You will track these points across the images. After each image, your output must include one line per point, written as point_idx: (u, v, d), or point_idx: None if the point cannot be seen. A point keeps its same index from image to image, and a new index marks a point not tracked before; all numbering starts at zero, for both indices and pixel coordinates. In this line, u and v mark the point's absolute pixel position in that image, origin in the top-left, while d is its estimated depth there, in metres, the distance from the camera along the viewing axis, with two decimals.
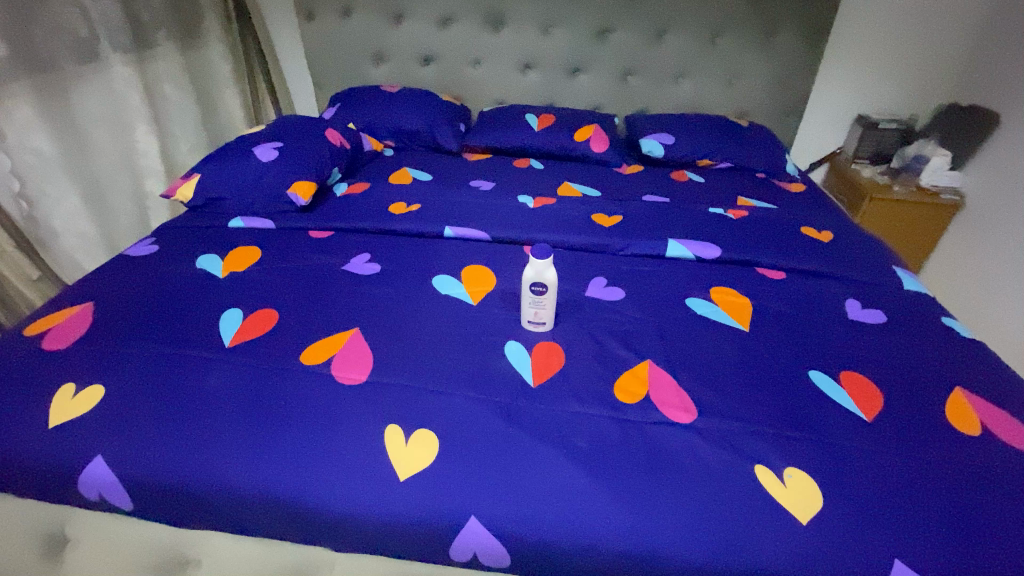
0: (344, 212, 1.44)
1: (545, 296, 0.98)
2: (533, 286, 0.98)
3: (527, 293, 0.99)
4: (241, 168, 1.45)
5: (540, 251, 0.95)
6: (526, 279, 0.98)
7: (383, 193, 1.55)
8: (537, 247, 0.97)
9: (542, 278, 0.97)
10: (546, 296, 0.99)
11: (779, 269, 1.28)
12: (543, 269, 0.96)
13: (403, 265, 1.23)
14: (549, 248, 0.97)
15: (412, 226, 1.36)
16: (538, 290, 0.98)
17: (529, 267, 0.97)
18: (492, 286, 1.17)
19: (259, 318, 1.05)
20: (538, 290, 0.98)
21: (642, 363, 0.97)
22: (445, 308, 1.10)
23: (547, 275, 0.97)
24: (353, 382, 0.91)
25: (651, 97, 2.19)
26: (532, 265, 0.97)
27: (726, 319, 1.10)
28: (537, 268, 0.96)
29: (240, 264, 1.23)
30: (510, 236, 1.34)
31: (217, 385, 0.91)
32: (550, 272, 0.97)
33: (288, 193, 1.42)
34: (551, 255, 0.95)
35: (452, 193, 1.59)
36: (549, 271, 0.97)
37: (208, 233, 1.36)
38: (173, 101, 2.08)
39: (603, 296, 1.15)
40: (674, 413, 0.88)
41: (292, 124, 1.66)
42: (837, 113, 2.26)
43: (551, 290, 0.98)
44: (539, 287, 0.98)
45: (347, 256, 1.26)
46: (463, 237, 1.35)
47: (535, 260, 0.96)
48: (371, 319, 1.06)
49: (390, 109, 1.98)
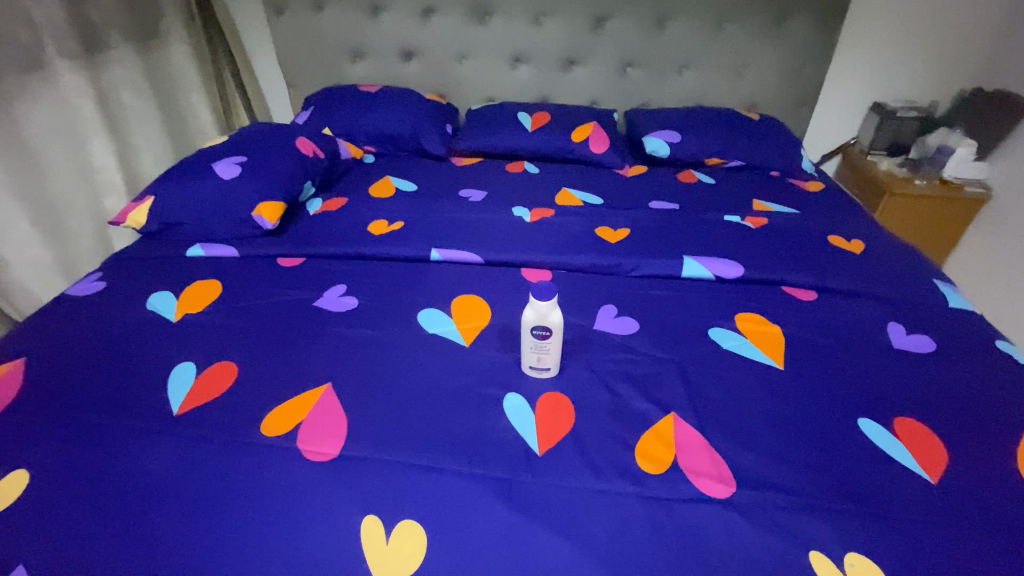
0: (318, 235, 1.28)
1: (549, 340, 0.84)
2: (535, 331, 0.83)
3: (528, 338, 0.84)
4: (200, 188, 1.29)
5: (542, 294, 0.80)
6: (526, 323, 0.83)
7: (362, 210, 1.40)
8: (538, 287, 0.81)
9: (545, 323, 0.82)
10: (550, 340, 0.84)
11: (810, 288, 1.14)
12: (546, 313, 0.81)
13: (385, 298, 1.08)
14: (553, 287, 0.81)
15: (394, 250, 1.21)
16: (541, 334, 0.83)
17: (529, 310, 0.82)
18: (486, 322, 1.02)
19: (215, 373, 0.90)
20: (541, 335, 0.83)
21: (663, 419, 0.83)
22: (433, 352, 0.95)
23: (552, 319, 0.81)
24: (325, 458, 0.76)
25: (652, 90, 2.03)
26: (532, 307, 0.81)
27: (758, 355, 0.96)
28: (538, 314, 0.81)
29: (197, 303, 1.07)
30: (506, 258, 1.19)
31: (161, 467, 0.76)
32: (555, 314, 0.82)
33: (253, 216, 1.26)
34: (555, 297, 0.80)
35: (440, 206, 1.43)
36: (554, 314, 0.82)
37: (163, 265, 1.20)
38: (133, 109, 1.90)
39: (614, 331, 1.00)
40: (709, 484, 0.74)
41: (258, 134, 1.50)
42: (852, 102, 2.10)
43: (556, 334, 0.83)
44: (542, 332, 0.83)
45: (320, 289, 1.11)
46: (452, 260, 1.20)
47: (536, 304, 0.80)
48: (347, 369, 0.91)
49: (370, 112, 1.81)
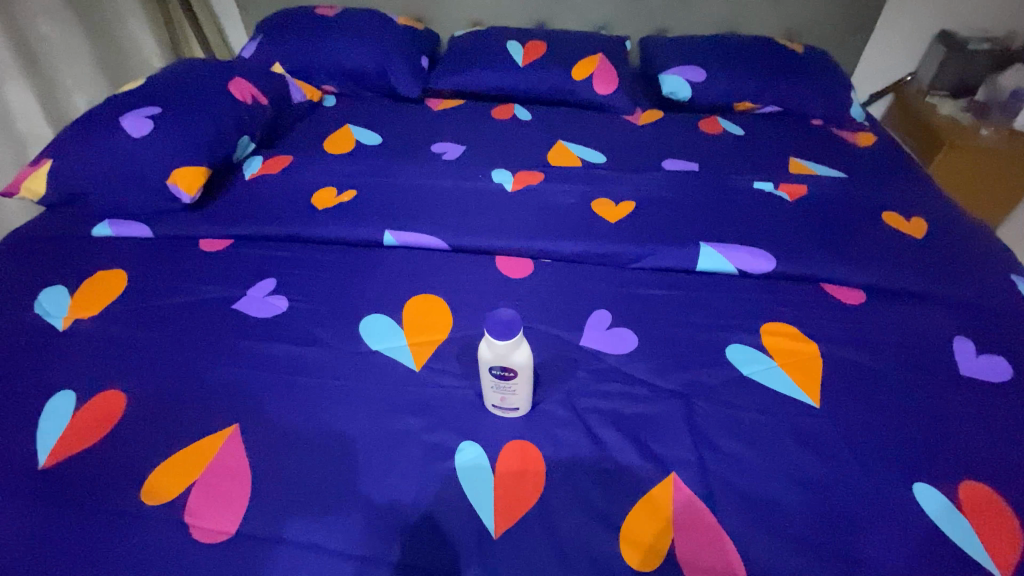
0: (252, 208, 1.05)
1: (514, 383, 0.64)
2: (494, 370, 0.63)
3: (487, 378, 0.64)
4: (105, 148, 1.04)
5: (503, 331, 0.59)
6: (483, 362, 0.63)
7: (309, 173, 1.15)
8: (497, 321, 0.60)
9: (507, 365, 0.61)
10: (516, 384, 0.64)
11: (857, 287, 0.92)
12: (507, 354, 0.61)
13: (324, 299, 0.87)
14: (517, 318, 0.60)
15: (340, 231, 0.98)
16: (503, 376, 0.63)
17: (486, 347, 0.61)
18: (446, 335, 0.81)
19: (99, 406, 0.71)
20: (504, 377, 0.63)
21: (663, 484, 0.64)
22: (375, 378, 0.75)
23: (516, 360, 0.61)
24: (219, 538, 0.59)
25: (673, 12, 1.67)
26: (489, 342, 0.61)
27: (788, 386, 0.75)
28: (497, 354, 0.61)
29: (93, 303, 0.86)
30: (478, 245, 0.96)
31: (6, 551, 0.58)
32: (520, 354, 0.61)
33: (169, 185, 1.02)
34: (521, 335, 0.59)
35: (406, 166, 1.18)
36: (519, 353, 0.61)
37: (63, 248, 0.98)
38: (54, 41, 1.57)
39: (605, 348, 0.79)
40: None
41: (185, 76, 1.22)
42: (917, 28, 1.72)
43: (522, 378, 0.63)
44: (505, 374, 0.63)
45: (245, 283, 0.90)
46: (411, 245, 0.97)
47: (495, 342, 0.60)
48: (262, 401, 0.72)
49: (328, 42, 1.49)
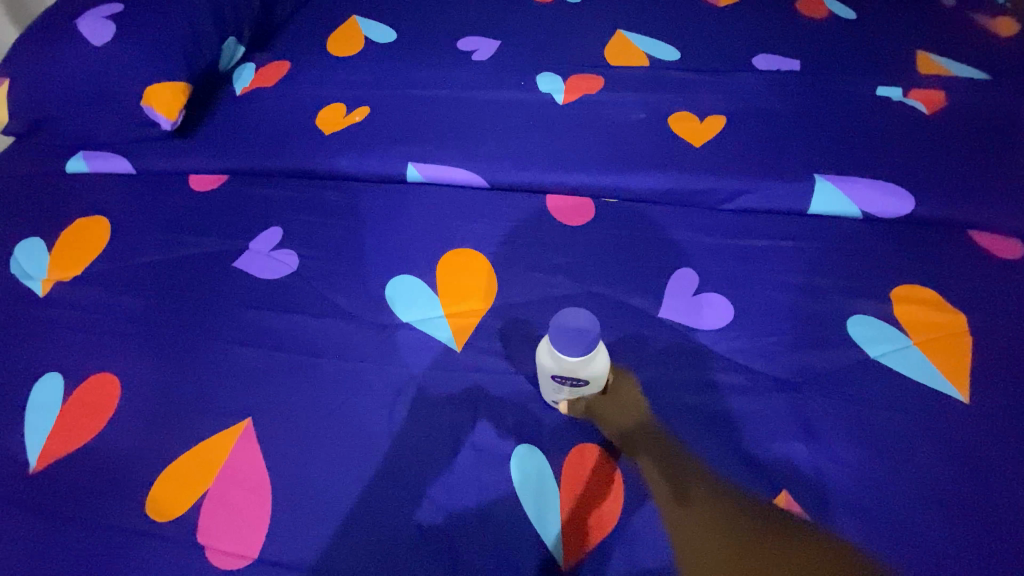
0: (245, 134, 0.86)
1: (584, 392, 0.56)
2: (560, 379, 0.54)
3: (550, 389, 0.56)
4: (62, 60, 0.84)
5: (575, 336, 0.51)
6: (547, 371, 0.54)
7: (310, 84, 0.94)
8: (566, 322, 0.51)
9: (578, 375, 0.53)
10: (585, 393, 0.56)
11: (1013, 235, 0.72)
12: (580, 362, 0.52)
13: (342, 255, 0.72)
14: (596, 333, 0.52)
15: (354, 165, 0.80)
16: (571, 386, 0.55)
17: (553, 358, 0.53)
18: (490, 304, 0.66)
19: (91, 394, 0.60)
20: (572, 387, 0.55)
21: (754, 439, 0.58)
22: (408, 361, 0.62)
23: (589, 373, 0.53)
24: (239, 564, 0.51)
25: None
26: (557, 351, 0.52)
27: (926, 372, 0.59)
28: (565, 369, 0.52)
29: (74, 262, 0.73)
30: (523, 181, 0.77)
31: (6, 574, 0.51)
32: (593, 368, 0.53)
33: (144, 108, 0.85)
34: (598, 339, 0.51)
35: (429, 72, 0.94)
36: (594, 360, 0.53)
37: (35, 188, 0.83)
38: None
39: (690, 322, 0.64)
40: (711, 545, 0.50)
41: None
42: None
43: (594, 386, 0.55)
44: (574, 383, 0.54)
45: (246, 234, 0.74)
46: (440, 181, 0.79)
47: (565, 356, 0.52)
48: (277, 390, 0.60)
49: None
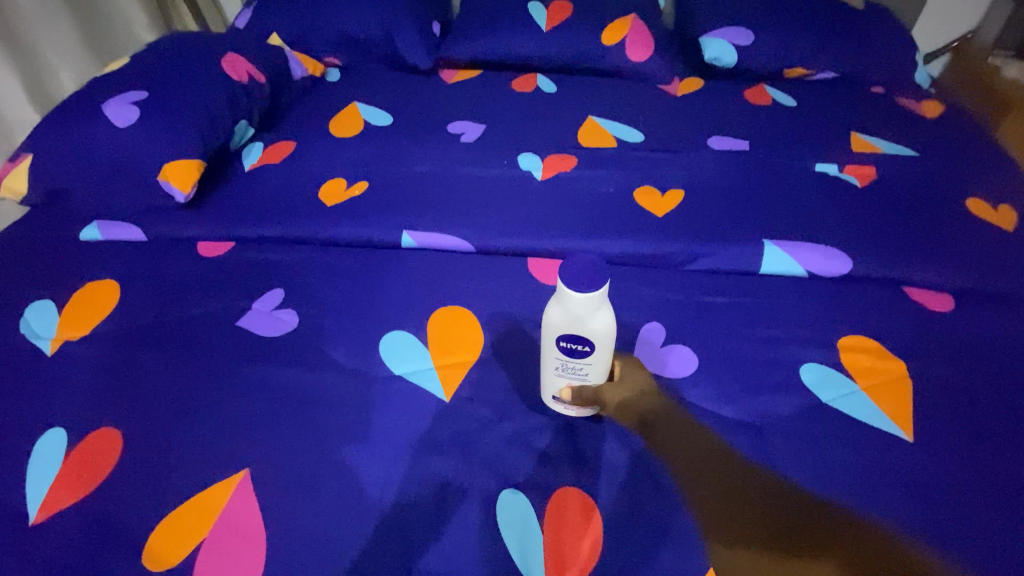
0: (253, 205, 0.95)
1: (589, 355, 0.59)
2: (568, 342, 0.58)
3: (556, 350, 0.59)
4: (89, 141, 0.93)
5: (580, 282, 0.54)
6: (554, 328, 0.57)
7: (315, 162, 1.04)
8: (575, 269, 0.55)
9: (583, 330, 0.56)
10: (590, 357, 0.59)
11: (941, 290, 0.81)
12: (586, 314, 0.55)
13: (340, 313, 0.77)
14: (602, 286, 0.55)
15: (353, 232, 0.88)
16: (577, 346, 0.58)
17: (559, 316, 0.56)
18: (477, 357, 0.72)
19: (94, 447, 0.63)
20: (576, 347, 0.58)
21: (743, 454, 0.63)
22: (401, 411, 0.66)
23: (594, 331, 0.56)
24: None
25: None
26: (564, 310, 0.56)
27: (873, 414, 0.65)
28: (573, 324, 0.56)
29: (83, 322, 0.77)
30: (506, 246, 0.86)
31: None
32: (598, 326, 0.56)
33: (160, 181, 0.92)
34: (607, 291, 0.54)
35: (423, 150, 1.06)
36: (598, 323, 0.56)
37: (49, 254, 0.89)
38: (32, 12, 1.33)
39: (661, 371, 0.70)
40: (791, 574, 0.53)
41: (173, 53, 1.10)
42: None
43: (600, 348, 0.58)
44: (579, 344, 0.58)
45: (250, 295, 0.80)
46: (431, 246, 0.87)
47: (572, 310, 0.55)
48: (276, 440, 0.63)
49: (329, 7, 1.35)
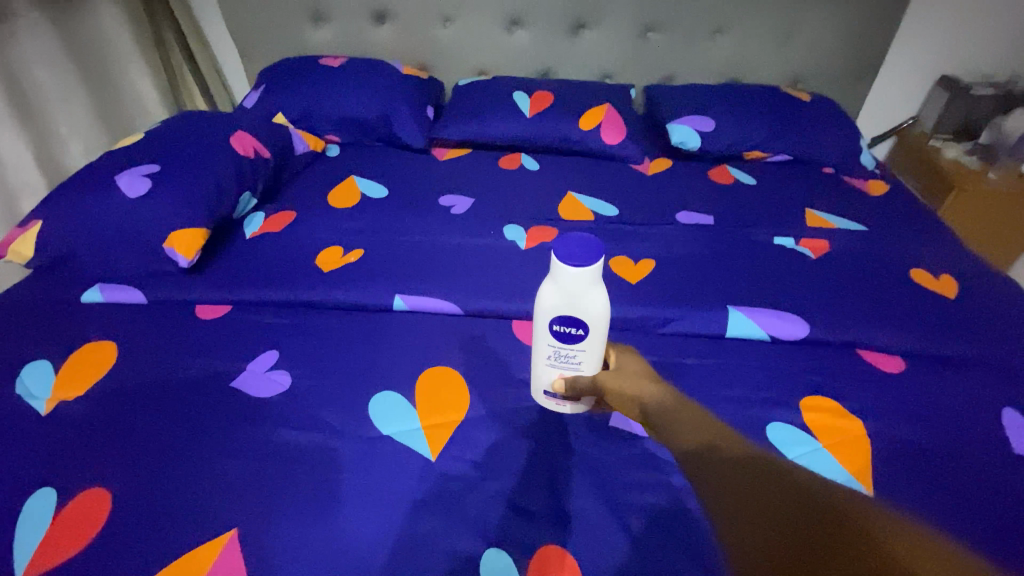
0: (253, 270, 1.00)
1: (581, 339, 0.64)
2: (562, 325, 0.63)
3: (550, 333, 0.65)
4: (100, 209, 0.99)
5: (577, 259, 0.59)
6: (549, 310, 0.63)
7: (313, 230, 1.11)
8: (569, 250, 0.61)
9: (577, 312, 0.62)
10: (582, 341, 0.64)
11: (893, 353, 0.88)
12: (579, 296, 0.61)
13: (333, 374, 0.81)
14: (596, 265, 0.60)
15: (348, 296, 0.93)
16: (570, 330, 0.64)
17: (556, 296, 0.62)
18: (463, 417, 0.75)
19: (82, 507, 0.63)
20: (570, 331, 0.64)
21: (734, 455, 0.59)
22: (389, 470, 0.69)
23: (586, 313, 0.62)
24: None
25: (676, 63, 1.68)
26: (560, 290, 0.61)
27: (836, 471, 0.69)
28: (568, 304, 0.61)
29: (79, 382, 0.79)
30: (492, 310, 0.92)
31: None
32: (591, 309, 0.61)
33: (164, 249, 0.97)
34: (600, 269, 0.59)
35: (416, 221, 1.14)
36: (591, 306, 0.61)
37: (49, 315, 0.92)
38: (51, 91, 1.44)
39: (637, 431, 0.74)
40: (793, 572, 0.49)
41: (186, 130, 1.19)
42: (916, 73, 1.73)
43: (591, 332, 0.63)
44: (572, 327, 0.63)
45: (245, 357, 0.84)
46: (420, 310, 0.92)
47: (568, 289, 0.61)
48: (265, 500, 0.65)
49: (333, 92, 1.48)
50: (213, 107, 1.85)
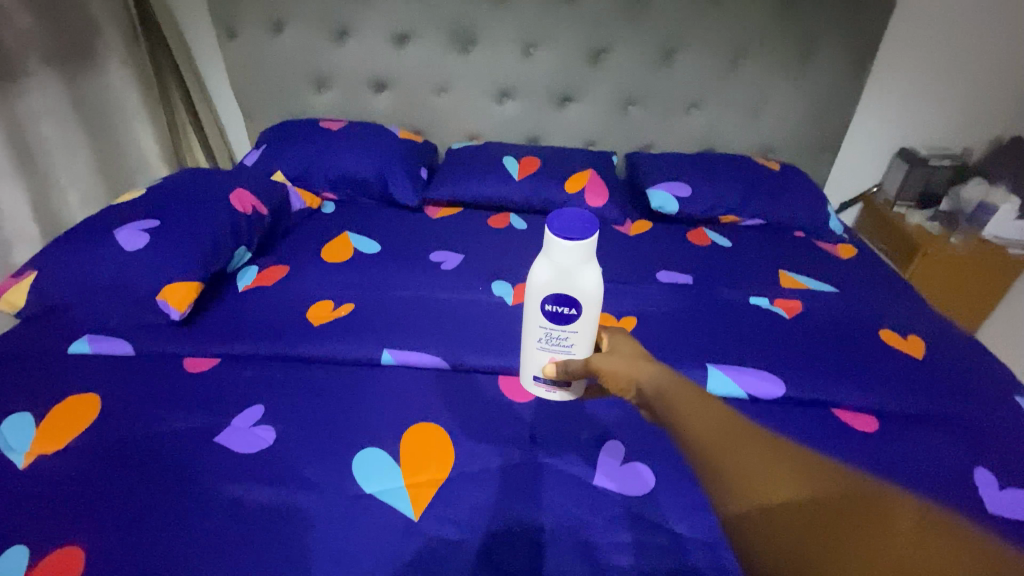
0: (243, 323, 1.01)
1: (573, 318, 0.67)
2: (555, 305, 0.66)
3: (543, 312, 0.67)
4: (96, 261, 1.01)
5: (572, 233, 0.63)
6: (543, 288, 0.66)
7: (305, 285, 1.13)
8: (563, 228, 0.65)
9: (570, 288, 0.65)
10: (574, 320, 0.67)
11: (867, 412, 0.91)
12: (573, 272, 0.64)
13: (318, 429, 0.81)
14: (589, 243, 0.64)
15: (337, 351, 0.95)
16: (562, 308, 0.66)
17: (550, 273, 0.65)
18: (447, 475, 0.75)
19: (54, 568, 0.62)
20: (562, 310, 0.66)
21: (746, 469, 0.48)
22: (371, 531, 0.68)
23: (579, 290, 0.65)
24: None
25: (656, 132, 1.80)
26: (553, 268, 0.65)
27: None
28: (561, 280, 0.65)
29: (59, 436, 0.78)
30: (480, 365, 0.94)
31: None
32: (584, 285, 0.65)
33: (158, 300, 0.99)
34: (594, 245, 0.63)
35: (406, 277, 1.17)
36: (583, 283, 0.65)
37: (34, 366, 0.92)
38: (55, 144, 1.49)
39: (621, 489, 0.74)
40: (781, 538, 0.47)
41: (187, 186, 1.24)
42: (877, 146, 1.87)
43: (583, 311, 0.66)
44: (564, 306, 0.66)
45: (230, 411, 0.83)
46: (408, 365, 0.94)
47: (562, 264, 0.64)
48: (243, 562, 0.64)
49: (331, 152, 1.55)
50: (214, 164, 1.92)
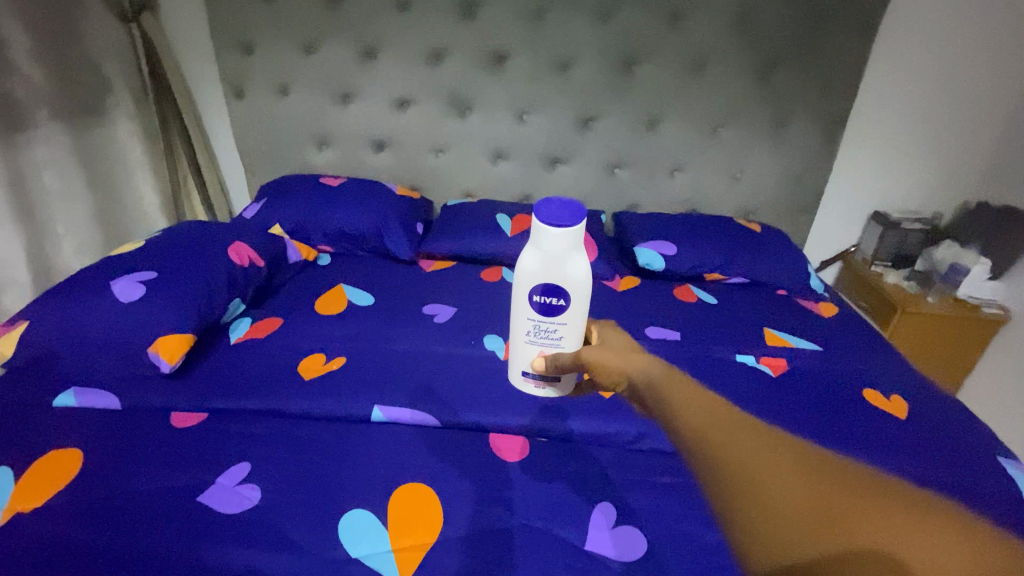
0: (234, 377, 1.01)
1: (562, 308, 0.63)
2: (545, 296, 0.62)
3: (532, 302, 0.63)
4: (89, 312, 1.02)
5: (562, 219, 0.59)
6: (531, 276, 0.62)
7: (298, 337, 1.14)
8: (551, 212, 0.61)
9: (559, 277, 0.61)
10: (563, 311, 0.63)
11: None
12: (562, 259, 0.61)
13: (305, 488, 0.80)
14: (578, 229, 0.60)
15: (327, 407, 0.95)
16: (551, 298, 0.62)
17: (538, 260, 0.61)
18: (435, 539, 0.73)
19: None
20: (552, 299, 0.62)
21: (751, 472, 0.42)
22: None
23: (568, 279, 0.61)
24: None
25: (643, 192, 1.89)
26: (541, 256, 0.61)
27: None
28: (549, 269, 0.61)
29: (35, 493, 0.76)
30: (471, 422, 0.94)
31: None
32: (573, 273, 0.61)
33: (149, 353, 0.98)
34: (584, 231, 0.60)
35: (399, 331, 1.18)
36: (571, 270, 0.61)
37: (16, 419, 0.90)
38: (54, 194, 1.52)
39: (612, 554, 0.73)
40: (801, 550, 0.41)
41: (187, 239, 1.26)
42: (852, 209, 1.96)
43: (571, 299, 0.62)
44: (553, 295, 0.62)
45: (215, 469, 0.82)
46: (399, 421, 0.94)
47: (550, 252, 0.60)
48: None
49: (329, 207, 1.60)
50: (212, 215, 1.96)
